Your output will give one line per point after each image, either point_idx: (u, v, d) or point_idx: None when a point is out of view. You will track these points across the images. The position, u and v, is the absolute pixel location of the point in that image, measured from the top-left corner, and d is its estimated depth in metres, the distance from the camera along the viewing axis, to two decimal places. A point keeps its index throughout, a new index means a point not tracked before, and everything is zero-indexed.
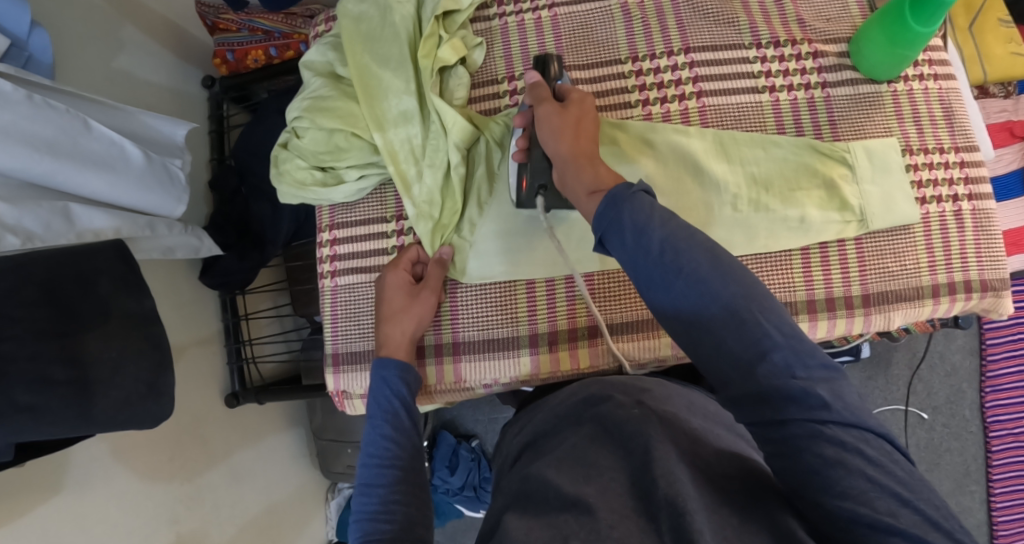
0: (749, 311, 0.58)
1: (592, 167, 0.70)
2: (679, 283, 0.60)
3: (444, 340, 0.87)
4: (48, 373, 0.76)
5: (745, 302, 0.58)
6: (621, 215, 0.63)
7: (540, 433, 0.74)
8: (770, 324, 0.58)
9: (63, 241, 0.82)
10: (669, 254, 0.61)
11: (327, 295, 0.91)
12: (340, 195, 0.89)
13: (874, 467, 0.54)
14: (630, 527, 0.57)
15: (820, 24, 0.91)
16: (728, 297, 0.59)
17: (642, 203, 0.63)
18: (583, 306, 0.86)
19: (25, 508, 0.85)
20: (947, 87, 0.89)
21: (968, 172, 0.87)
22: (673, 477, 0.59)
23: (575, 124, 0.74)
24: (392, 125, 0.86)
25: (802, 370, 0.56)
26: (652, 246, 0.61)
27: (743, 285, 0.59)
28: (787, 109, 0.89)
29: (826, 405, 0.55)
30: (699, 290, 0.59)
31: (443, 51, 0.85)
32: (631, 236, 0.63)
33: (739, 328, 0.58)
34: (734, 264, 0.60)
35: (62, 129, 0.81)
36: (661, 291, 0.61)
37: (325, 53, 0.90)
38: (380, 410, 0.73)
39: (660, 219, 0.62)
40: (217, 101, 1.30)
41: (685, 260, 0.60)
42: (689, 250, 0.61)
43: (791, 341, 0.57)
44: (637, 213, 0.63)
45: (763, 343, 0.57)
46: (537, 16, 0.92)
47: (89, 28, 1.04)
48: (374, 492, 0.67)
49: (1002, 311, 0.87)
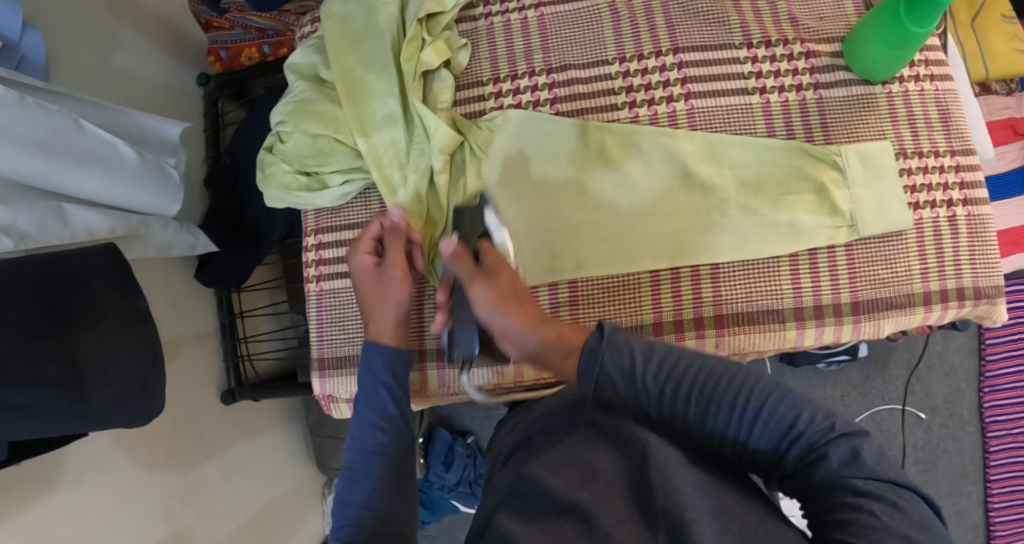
0: (762, 408, 0.58)
1: (554, 328, 0.68)
2: (688, 403, 0.61)
3: (428, 346, 0.89)
4: (39, 373, 0.75)
5: (756, 397, 0.59)
6: (606, 360, 0.63)
7: (532, 433, 0.74)
8: (783, 413, 0.58)
9: (56, 240, 0.82)
10: (666, 379, 0.61)
11: (313, 299, 0.91)
12: (325, 200, 0.89)
13: (893, 512, 0.52)
14: (626, 531, 0.56)
15: (813, 23, 0.89)
16: (739, 401, 0.59)
17: (619, 344, 0.63)
18: (566, 313, 0.85)
19: (18, 505, 0.86)
20: (944, 88, 0.87)
21: (964, 176, 0.85)
22: (671, 486, 0.56)
23: (513, 289, 0.71)
24: (377, 128, 0.85)
25: (817, 431, 0.57)
26: (649, 381, 0.62)
27: (748, 388, 0.59)
28: (778, 111, 0.87)
29: (847, 464, 0.55)
30: (711, 407, 0.60)
31: (426, 54, 0.85)
32: (622, 377, 0.63)
33: (759, 428, 0.59)
34: (735, 365, 0.60)
35: (54, 129, 0.81)
36: (679, 412, 0.62)
37: (310, 55, 0.89)
38: (366, 398, 0.71)
39: (647, 355, 0.62)
40: (212, 98, 1.28)
41: (691, 378, 0.61)
42: (687, 366, 0.61)
43: (812, 413, 0.58)
44: (619, 359, 0.62)
45: (786, 433, 0.58)
46: (523, 17, 0.90)
47: (84, 24, 1.03)
48: (359, 480, 0.66)
49: (997, 317, 0.86)
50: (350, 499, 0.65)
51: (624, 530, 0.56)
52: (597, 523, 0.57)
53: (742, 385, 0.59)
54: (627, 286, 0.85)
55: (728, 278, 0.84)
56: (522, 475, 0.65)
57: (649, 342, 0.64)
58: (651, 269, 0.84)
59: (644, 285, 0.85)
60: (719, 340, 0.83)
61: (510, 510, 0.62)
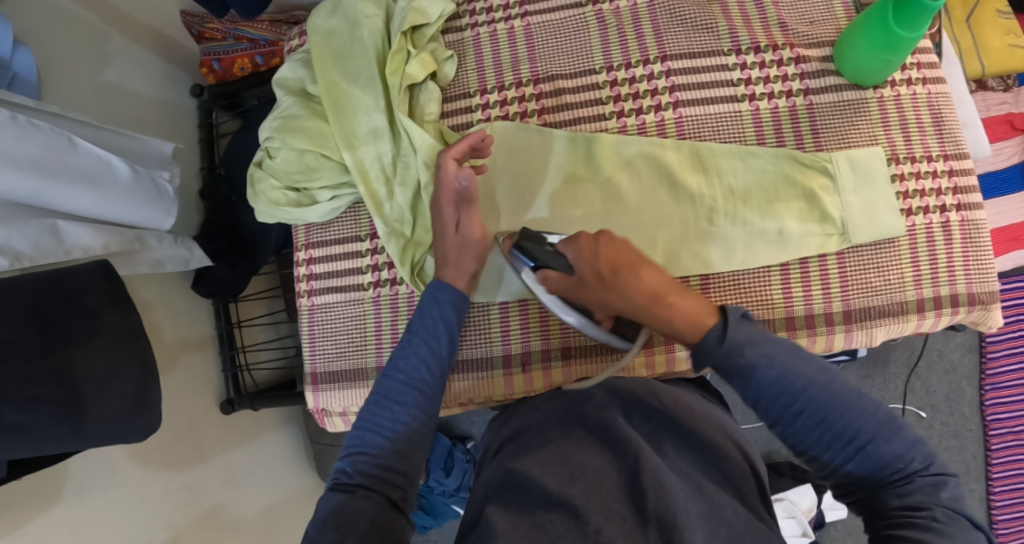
0: (873, 445, 0.58)
1: (668, 309, 0.68)
2: (801, 416, 0.60)
3: None
4: (37, 392, 0.76)
5: (863, 427, 0.59)
6: (735, 350, 0.62)
7: (524, 428, 0.71)
8: (889, 446, 0.58)
9: (50, 258, 0.83)
10: (789, 388, 0.60)
11: (305, 314, 0.91)
12: (315, 215, 0.89)
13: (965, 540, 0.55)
14: (615, 530, 0.57)
15: (803, 28, 0.88)
16: (849, 432, 0.59)
17: (749, 331, 0.63)
18: (556, 326, 0.85)
19: (22, 520, 0.87)
20: (936, 91, 0.86)
21: (957, 181, 0.84)
22: (663, 490, 0.60)
23: (610, 256, 0.72)
24: (363, 142, 0.85)
25: (913, 465, 0.58)
26: (767, 383, 0.61)
27: (862, 420, 0.59)
28: (768, 117, 0.86)
29: (931, 495, 0.57)
30: (822, 430, 0.60)
31: (411, 67, 0.85)
32: (736, 369, 0.62)
33: (861, 459, 0.59)
34: (853, 391, 0.60)
35: (48, 149, 0.80)
36: (786, 424, 0.61)
37: (298, 69, 0.89)
38: (426, 331, 0.72)
39: (770, 354, 0.61)
40: (207, 108, 1.29)
41: (810, 392, 0.60)
42: (810, 383, 0.60)
43: (914, 452, 0.58)
44: (744, 349, 0.62)
45: (883, 466, 0.58)
46: (509, 26, 0.90)
47: (76, 39, 1.03)
48: (387, 406, 0.67)
49: (992, 323, 0.85)
50: (370, 426, 0.66)
51: (613, 527, 0.57)
52: (587, 521, 0.58)
53: (856, 413, 0.59)
54: None
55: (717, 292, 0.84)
56: (510, 468, 0.64)
57: (778, 340, 0.63)
58: None
59: None
60: None
61: (501, 502, 0.61)
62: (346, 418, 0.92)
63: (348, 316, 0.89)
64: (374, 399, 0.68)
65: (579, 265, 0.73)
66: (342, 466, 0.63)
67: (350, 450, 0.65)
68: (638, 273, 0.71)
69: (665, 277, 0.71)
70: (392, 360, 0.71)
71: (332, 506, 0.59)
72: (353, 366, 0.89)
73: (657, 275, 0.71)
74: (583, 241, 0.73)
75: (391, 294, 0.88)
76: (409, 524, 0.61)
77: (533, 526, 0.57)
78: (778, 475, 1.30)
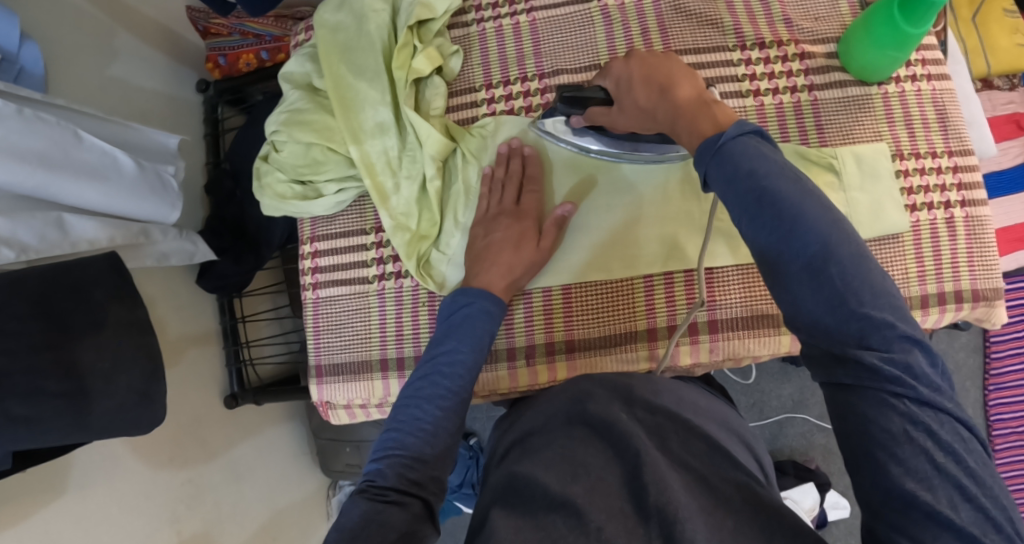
0: (839, 277, 0.53)
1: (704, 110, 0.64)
2: (781, 229, 0.55)
3: (407, 353, 0.88)
4: (43, 384, 0.76)
5: (832, 259, 0.54)
6: (725, 158, 0.59)
7: (529, 432, 0.71)
8: (859, 290, 0.53)
9: (56, 251, 0.83)
10: (768, 197, 0.56)
11: (310, 307, 0.92)
12: (320, 208, 0.89)
13: (936, 445, 0.50)
14: (619, 527, 0.58)
15: (808, 24, 0.88)
16: (818, 256, 0.54)
17: (748, 144, 0.58)
18: (561, 320, 0.85)
19: (27, 511, 0.88)
20: (942, 88, 0.86)
21: (962, 177, 0.84)
22: (664, 484, 0.60)
23: (645, 69, 0.70)
24: (368, 136, 0.86)
25: (878, 316, 0.52)
26: (744, 190, 0.57)
27: (841, 255, 0.54)
28: (773, 114, 0.86)
29: (899, 379, 0.51)
30: (789, 247, 0.55)
31: (417, 61, 0.85)
32: (722, 179, 0.58)
33: (823, 289, 0.53)
34: (836, 225, 0.55)
35: (53, 141, 0.81)
36: (763, 233, 0.56)
37: (305, 64, 0.90)
38: (472, 338, 0.72)
39: (758, 164, 0.57)
40: (211, 104, 1.29)
41: (781, 206, 0.55)
42: (784, 198, 0.55)
43: (886, 305, 0.53)
44: (739, 158, 0.58)
45: (843, 310, 0.53)
46: (515, 21, 0.90)
47: (82, 34, 1.04)
48: (423, 405, 0.67)
49: (996, 320, 0.85)
50: (405, 426, 0.66)
51: (616, 525, 0.59)
52: (588, 519, 0.59)
53: (827, 239, 0.54)
54: (622, 293, 0.84)
55: (721, 283, 0.83)
56: (513, 471, 0.65)
57: (769, 155, 0.58)
58: (645, 275, 0.84)
59: (637, 290, 0.84)
60: (713, 345, 0.83)
61: (505, 505, 0.62)
62: (351, 411, 0.92)
63: (354, 309, 0.90)
64: (406, 402, 0.68)
65: (614, 76, 0.73)
66: (376, 466, 0.63)
67: (383, 450, 0.64)
68: (670, 92, 0.68)
69: (702, 93, 0.67)
70: (432, 362, 0.71)
71: (357, 517, 0.58)
72: (358, 359, 0.89)
73: (694, 85, 0.67)
74: (616, 68, 0.73)
75: (397, 287, 0.89)
76: (434, 533, 0.60)
77: (536, 528, 0.59)
78: (781, 474, 1.30)
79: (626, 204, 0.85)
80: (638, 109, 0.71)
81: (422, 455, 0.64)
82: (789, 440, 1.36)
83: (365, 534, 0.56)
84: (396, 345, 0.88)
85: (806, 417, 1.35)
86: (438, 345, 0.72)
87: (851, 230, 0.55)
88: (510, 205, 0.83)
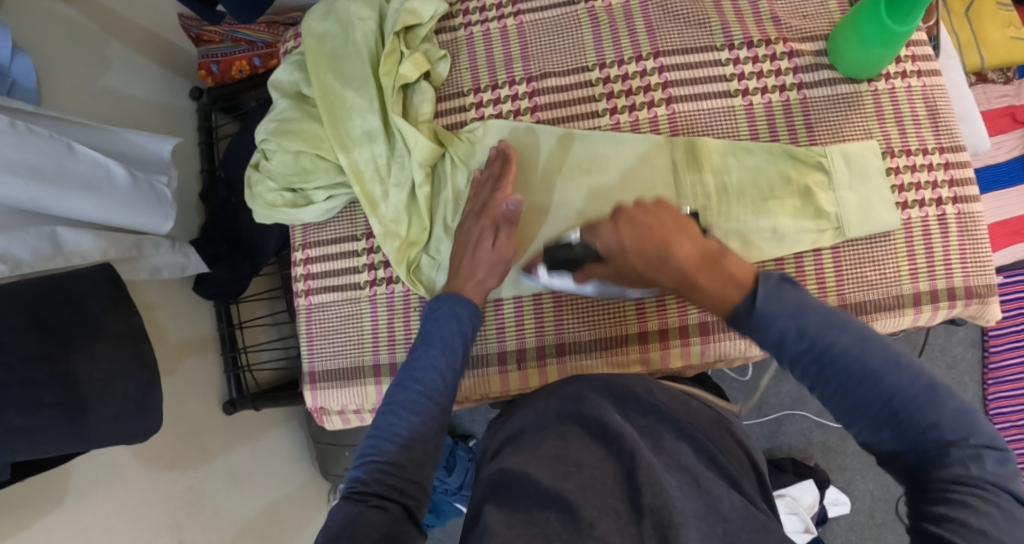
0: (910, 414, 0.52)
1: (714, 272, 0.61)
2: (841, 376, 0.54)
3: (398, 359, 0.88)
4: (38, 396, 0.77)
5: (902, 400, 0.52)
6: (765, 324, 0.56)
7: (521, 429, 0.71)
8: (929, 414, 0.52)
9: (50, 265, 0.83)
10: (826, 355, 0.54)
11: (303, 314, 0.92)
12: (310, 216, 0.89)
13: (1001, 522, 0.48)
14: (609, 522, 0.58)
15: (796, 22, 0.87)
16: (887, 395, 0.53)
17: (785, 297, 0.56)
18: (552, 323, 0.85)
19: (26, 522, 0.88)
20: (932, 84, 0.86)
21: (953, 173, 0.84)
22: (659, 488, 0.60)
23: (633, 231, 0.66)
24: (357, 144, 0.86)
25: (955, 438, 0.51)
26: (798, 349, 0.55)
27: (904, 387, 0.52)
28: (762, 113, 0.86)
29: (971, 469, 0.50)
30: (855, 394, 0.54)
31: (404, 68, 0.85)
32: (770, 343, 0.56)
33: (897, 427, 0.53)
34: (896, 356, 0.53)
35: (45, 155, 0.81)
36: (822, 380, 0.55)
37: (293, 72, 0.90)
38: (442, 341, 0.72)
39: (802, 317, 0.55)
40: (205, 111, 1.29)
41: (840, 359, 0.54)
42: (843, 352, 0.54)
43: (963, 428, 0.52)
44: (782, 314, 0.55)
45: (918, 437, 0.52)
46: (503, 25, 0.90)
47: (73, 45, 1.04)
48: (410, 413, 0.67)
49: (990, 317, 0.85)
50: (381, 433, 0.66)
51: (607, 522, 0.58)
52: (581, 515, 0.58)
53: (892, 382, 0.52)
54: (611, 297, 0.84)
55: None
56: (503, 468, 0.64)
57: (812, 305, 0.55)
58: None
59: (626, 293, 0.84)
60: (704, 347, 0.83)
61: (497, 502, 0.62)
62: (345, 417, 0.92)
63: (346, 315, 0.90)
64: (387, 408, 0.68)
65: (603, 238, 0.69)
66: (355, 474, 0.63)
67: (361, 458, 0.65)
68: (670, 257, 0.64)
69: (704, 246, 0.64)
70: (405, 371, 0.71)
71: (341, 519, 0.59)
72: (351, 365, 0.89)
73: (691, 240, 0.64)
74: (603, 231, 0.69)
75: (388, 293, 0.89)
76: (420, 534, 0.62)
77: (529, 524, 0.59)
78: (780, 471, 1.30)
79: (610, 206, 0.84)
80: (637, 272, 0.67)
81: (411, 463, 0.64)
82: (788, 437, 1.36)
83: (348, 534, 0.57)
84: (388, 351, 0.88)
85: (805, 414, 1.35)
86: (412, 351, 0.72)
87: (916, 357, 0.54)
88: (480, 205, 0.82)
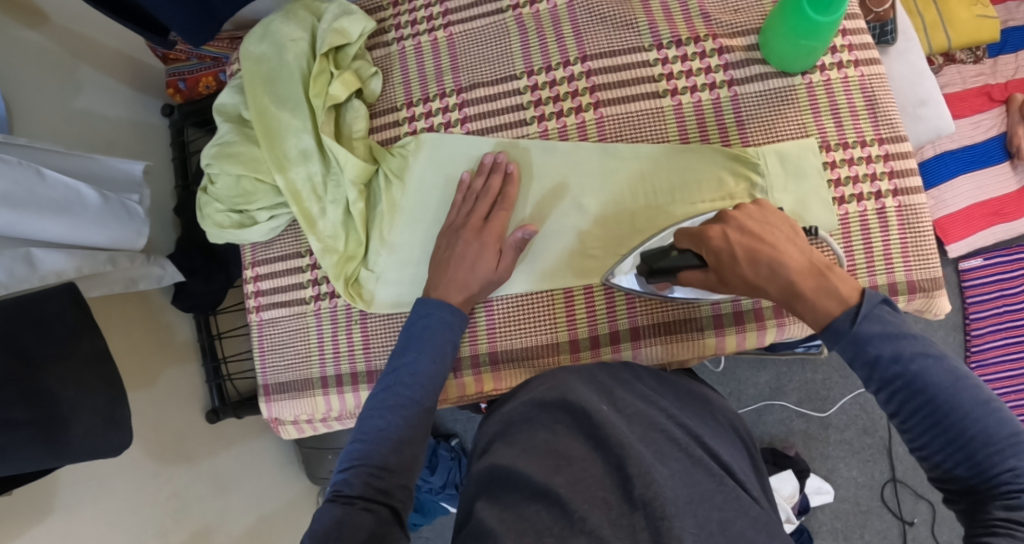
0: (984, 442, 0.55)
1: (830, 287, 0.61)
2: (922, 399, 0.57)
3: (345, 370, 0.90)
4: (10, 414, 0.73)
5: (979, 437, 0.55)
6: (862, 343, 0.59)
7: (509, 422, 0.67)
8: (1006, 449, 0.54)
9: (26, 286, 0.81)
10: (894, 365, 0.58)
11: (254, 328, 0.95)
12: (256, 236, 0.92)
13: None
14: (601, 516, 0.57)
15: (726, 17, 0.86)
16: (959, 425, 0.55)
17: (884, 319, 0.59)
18: (489, 335, 0.86)
19: (15, 533, 0.87)
20: (870, 74, 0.83)
21: (893, 165, 0.82)
22: (650, 477, 0.58)
23: (750, 244, 0.65)
24: (293, 164, 0.87)
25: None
26: (889, 374, 0.58)
27: (984, 425, 0.55)
28: (690, 112, 0.84)
29: None
30: (930, 416, 0.56)
31: (333, 88, 0.86)
32: (863, 361, 0.59)
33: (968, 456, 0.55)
34: (984, 399, 0.56)
35: (16, 181, 0.80)
36: (901, 400, 0.58)
37: (234, 95, 0.91)
38: (432, 348, 0.74)
39: (902, 333, 0.59)
40: (178, 127, 1.27)
41: (926, 386, 0.57)
42: (932, 380, 0.57)
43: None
44: (882, 328, 0.59)
45: (989, 469, 0.54)
46: (433, 38, 0.91)
47: (43, 63, 1.03)
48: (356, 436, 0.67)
49: (936, 310, 0.83)
50: (367, 436, 0.67)
51: (599, 514, 0.57)
52: (573, 509, 0.57)
53: (972, 418, 0.55)
54: (543, 303, 0.85)
55: (640, 291, 0.83)
56: (493, 463, 0.63)
57: (910, 332, 0.59)
58: (565, 287, 0.84)
59: (558, 302, 0.85)
60: (635, 351, 0.83)
61: (490, 499, 0.60)
62: (299, 426, 0.94)
63: (294, 330, 0.92)
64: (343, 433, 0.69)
65: (712, 249, 0.67)
66: (342, 478, 0.64)
67: (348, 463, 0.66)
68: (782, 269, 0.63)
69: (812, 259, 0.64)
70: (394, 374, 0.72)
71: (330, 521, 0.60)
72: (301, 377, 0.92)
73: (802, 255, 0.64)
74: (712, 239, 0.67)
75: (331, 307, 0.91)
76: (404, 537, 0.62)
77: (520, 520, 0.57)
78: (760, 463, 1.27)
79: (567, 224, 0.84)
80: (744, 287, 0.66)
81: (375, 459, 0.65)
82: (768, 428, 1.33)
83: (337, 535, 0.58)
84: (335, 363, 0.91)
85: (785, 404, 1.32)
86: (398, 356, 0.74)
87: (1006, 410, 0.56)
88: (480, 220, 0.82)
